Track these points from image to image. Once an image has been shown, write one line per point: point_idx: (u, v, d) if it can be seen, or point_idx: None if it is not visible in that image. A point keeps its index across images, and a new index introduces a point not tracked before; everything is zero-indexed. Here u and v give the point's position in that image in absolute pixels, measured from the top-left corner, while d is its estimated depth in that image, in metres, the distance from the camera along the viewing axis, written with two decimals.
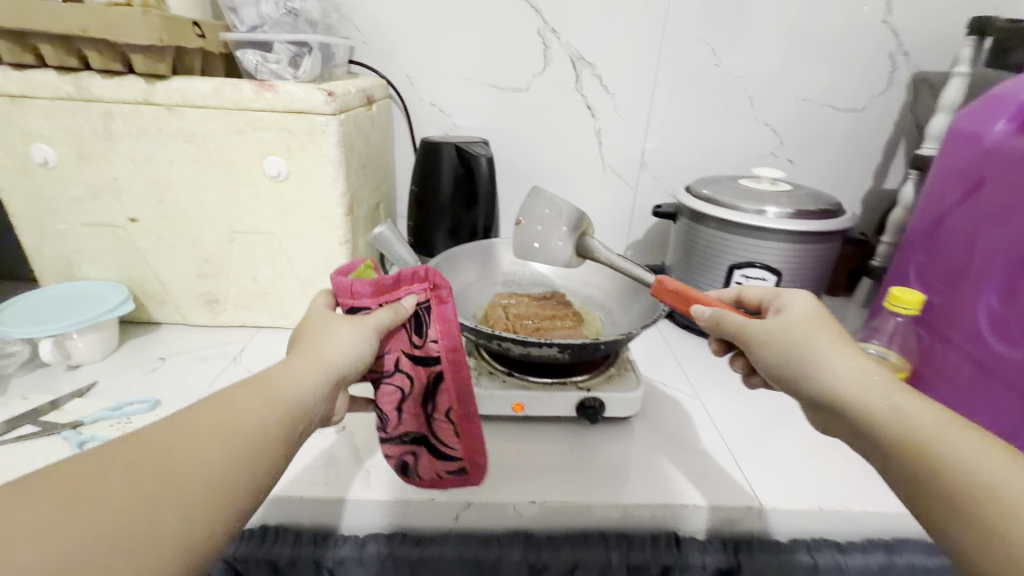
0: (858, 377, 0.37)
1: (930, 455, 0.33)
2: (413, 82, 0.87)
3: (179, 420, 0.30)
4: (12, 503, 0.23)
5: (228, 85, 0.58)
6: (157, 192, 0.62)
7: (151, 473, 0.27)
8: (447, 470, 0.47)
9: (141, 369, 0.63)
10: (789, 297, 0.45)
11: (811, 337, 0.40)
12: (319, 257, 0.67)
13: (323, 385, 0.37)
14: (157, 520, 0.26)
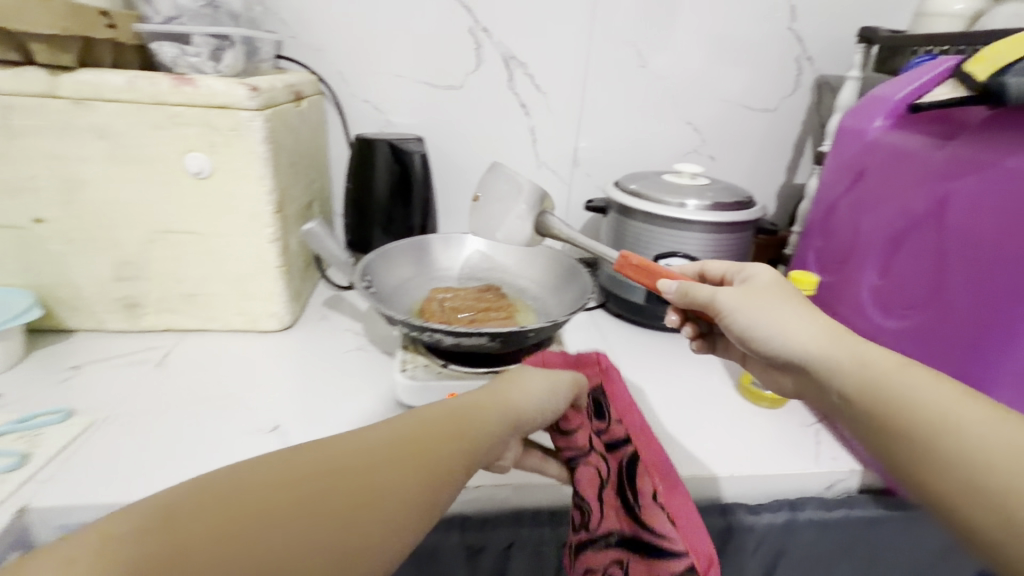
0: (824, 336, 0.44)
1: (879, 394, 0.39)
2: (346, 78, 0.87)
3: (398, 431, 0.35)
4: (282, 484, 0.29)
5: (143, 79, 0.55)
6: (64, 191, 0.59)
7: (361, 479, 0.31)
8: (674, 565, 0.46)
9: (51, 380, 0.59)
10: (754, 270, 0.54)
11: (779, 303, 0.48)
12: (249, 256, 0.66)
13: (508, 422, 0.41)
14: (355, 520, 0.29)
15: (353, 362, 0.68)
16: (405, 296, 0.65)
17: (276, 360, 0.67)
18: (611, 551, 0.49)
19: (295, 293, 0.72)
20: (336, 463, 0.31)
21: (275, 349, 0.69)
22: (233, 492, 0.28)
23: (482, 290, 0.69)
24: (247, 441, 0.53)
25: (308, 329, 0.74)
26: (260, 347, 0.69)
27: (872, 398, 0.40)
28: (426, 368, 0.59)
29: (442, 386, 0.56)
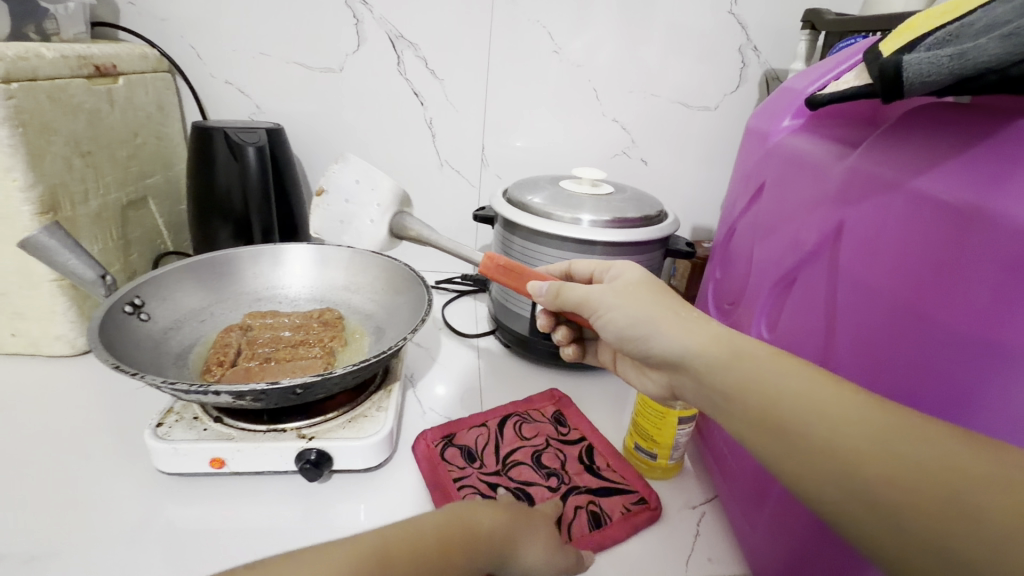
0: (698, 329, 0.32)
1: (755, 385, 0.28)
2: (200, 55, 0.73)
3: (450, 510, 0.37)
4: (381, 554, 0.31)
5: None
6: None
7: (427, 543, 0.33)
8: (632, 502, 0.47)
9: None
10: (621, 266, 0.42)
11: (660, 295, 0.36)
12: (11, 267, 0.53)
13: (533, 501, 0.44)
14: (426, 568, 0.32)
15: (139, 400, 0.55)
16: (198, 324, 0.53)
17: (42, 395, 0.54)
18: (585, 500, 0.47)
19: (90, 311, 0.59)
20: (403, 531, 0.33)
21: (50, 380, 0.56)
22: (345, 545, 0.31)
23: (308, 317, 0.56)
24: None
25: None
26: (34, 376, 0.56)
27: (750, 394, 0.28)
28: (190, 424, 0.45)
29: (203, 450, 0.43)
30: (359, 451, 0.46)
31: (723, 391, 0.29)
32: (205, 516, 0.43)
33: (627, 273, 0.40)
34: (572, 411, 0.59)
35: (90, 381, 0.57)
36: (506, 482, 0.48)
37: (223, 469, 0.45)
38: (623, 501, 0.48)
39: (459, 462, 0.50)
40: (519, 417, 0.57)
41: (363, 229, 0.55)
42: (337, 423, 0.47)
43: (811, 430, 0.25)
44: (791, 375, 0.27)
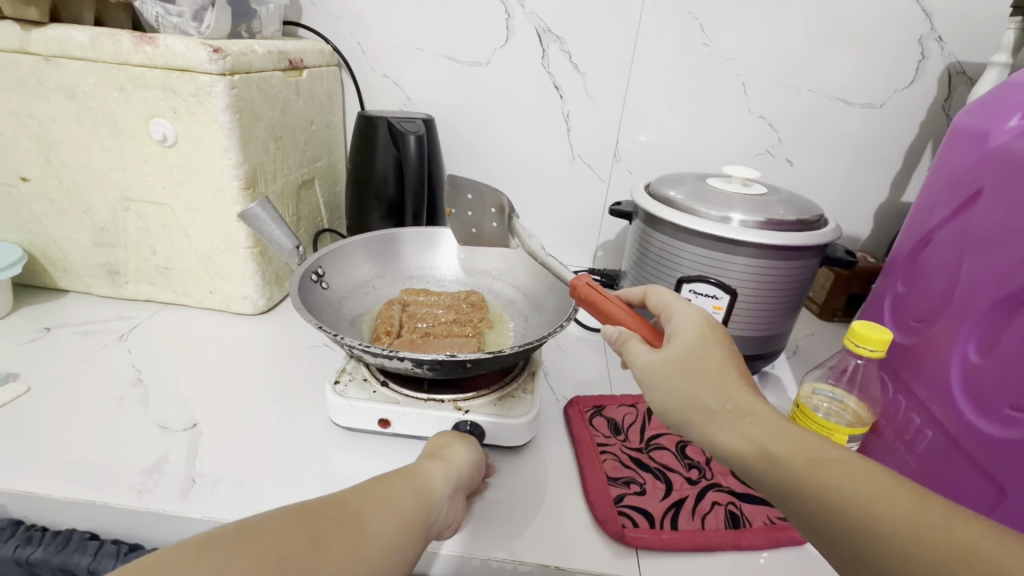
0: (737, 424, 0.30)
1: (804, 490, 0.27)
2: (365, 50, 0.80)
3: (393, 473, 0.35)
4: (325, 511, 0.29)
5: (106, 36, 0.53)
6: (44, 151, 0.59)
7: (378, 496, 0.32)
8: (778, 516, 0.46)
9: (20, 339, 0.59)
10: (676, 319, 0.36)
11: (702, 381, 0.32)
12: (217, 234, 0.62)
13: (471, 441, 0.44)
14: (385, 513, 0.31)
15: (307, 360, 0.61)
16: (364, 296, 0.58)
17: (232, 347, 0.62)
18: (725, 500, 0.47)
19: (270, 276, 0.67)
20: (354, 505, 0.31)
21: (237, 335, 0.65)
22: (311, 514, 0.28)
23: (457, 298, 0.59)
24: (155, 435, 0.49)
25: (282, 318, 0.69)
26: (225, 331, 0.65)
27: (804, 505, 0.27)
28: (363, 384, 0.50)
29: (374, 410, 0.48)
30: (511, 429, 0.48)
31: (773, 496, 0.28)
32: (373, 470, 0.47)
33: (680, 330, 0.35)
34: None
35: (268, 339, 0.64)
36: (645, 460, 0.51)
37: (388, 429, 0.49)
38: (768, 512, 0.46)
39: (603, 431, 0.54)
40: None
41: (484, 235, 0.60)
42: (488, 400, 0.50)
43: (853, 535, 0.25)
44: (853, 468, 0.26)
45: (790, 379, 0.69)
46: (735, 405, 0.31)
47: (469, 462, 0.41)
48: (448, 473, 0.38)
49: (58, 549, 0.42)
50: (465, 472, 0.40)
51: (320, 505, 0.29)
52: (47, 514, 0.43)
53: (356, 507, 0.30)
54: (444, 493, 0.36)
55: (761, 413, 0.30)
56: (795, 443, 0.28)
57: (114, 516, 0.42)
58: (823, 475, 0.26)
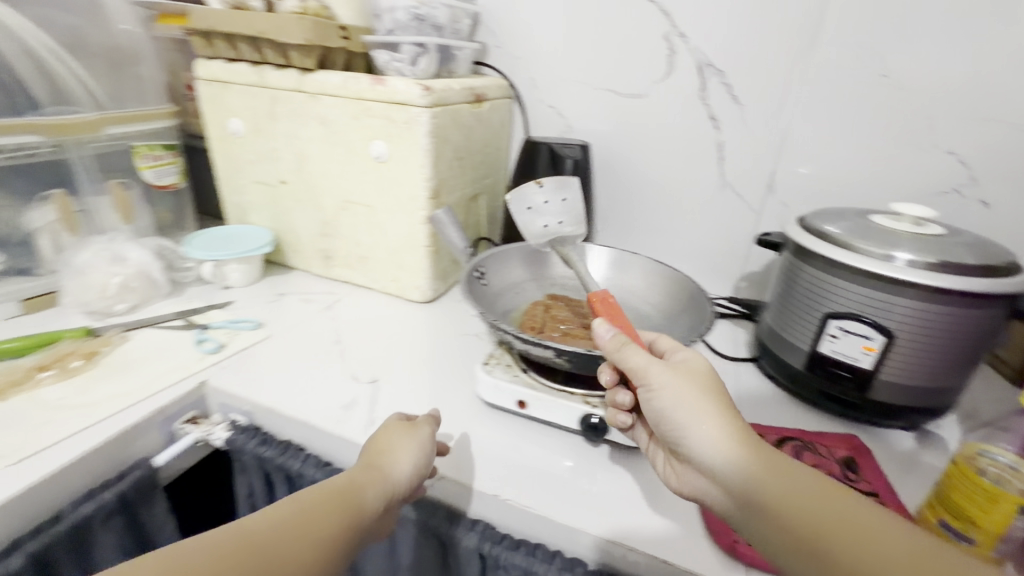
0: (739, 447, 0.39)
1: (793, 508, 0.36)
2: (536, 84, 0.91)
3: (316, 494, 0.42)
4: (223, 544, 0.36)
5: (353, 79, 0.69)
6: (298, 162, 0.78)
7: (293, 528, 0.39)
8: None
9: (265, 299, 0.80)
10: (681, 356, 0.46)
11: (709, 404, 0.41)
12: (405, 233, 0.76)
13: (421, 448, 0.49)
14: (294, 542, 0.38)
15: (460, 344, 0.72)
16: (514, 294, 0.66)
17: (403, 327, 0.76)
18: None
19: (438, 271, 0.80)
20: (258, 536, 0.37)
21: (407, 317, 0.78)
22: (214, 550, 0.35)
23: (595, 306, 0.64)
24: (347, 384, 0.62)
25: (441, 308, 0.82)
26: (398, 313, 0.79)
27: (794, 518, 0.35)
28: (507, 369, 0.59)
29: (514, 391, 0.56)
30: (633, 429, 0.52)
31: (768, 514, 0.36)
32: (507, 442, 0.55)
33: (689, 365, 0.45)
34: (868, 464, 0.55)
35: (430, 324, 0.77)
36: None
37: (523, 410, 0.57)
38: None
39: None
40: (801, 445, 0.57)
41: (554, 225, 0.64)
42: None
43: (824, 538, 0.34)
44: (826, 496, 0.36)
45: (956, 443, 0.62)
46: (740, 435, 0.40)
47: (411, 464, 0.47)
48: (375, 491, 0.45)
49: (281, 452, 0.57)
50: (402, 480, 0.46)
51: (236, 538, 0.36)
52: (277, 426, 0.58)
53: (270, 546, 0.37)
54: (371, 507, 0.44)
55: (754, 443, 0.39)
56: (786, 474, 0.37)
57: (319, 437, 0.56)
58: (810, 499, 0.36)
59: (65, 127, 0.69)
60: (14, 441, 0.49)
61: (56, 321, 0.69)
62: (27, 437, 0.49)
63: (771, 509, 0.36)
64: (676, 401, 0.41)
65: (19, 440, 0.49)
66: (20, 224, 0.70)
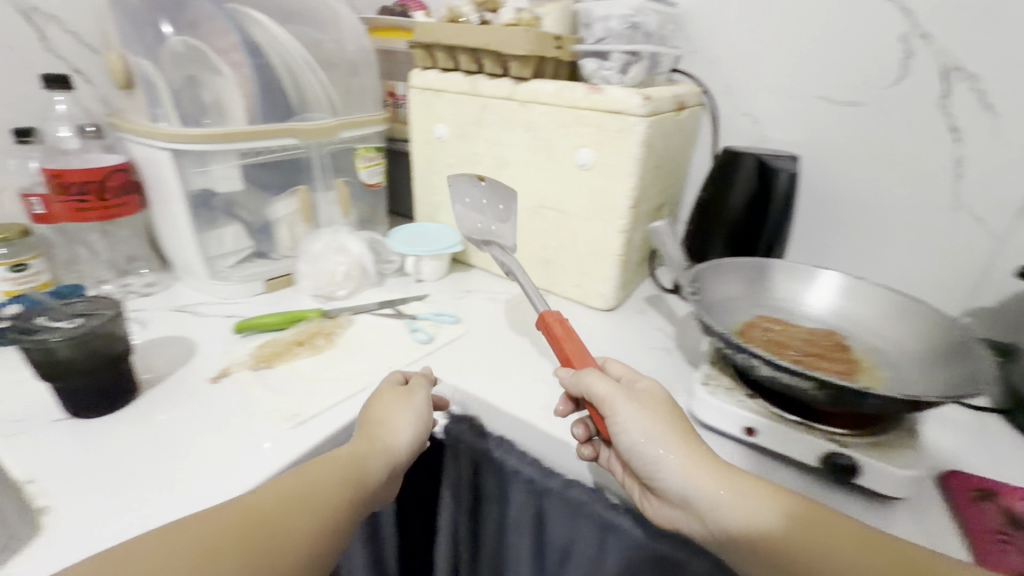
0: (713, 472, 0.43)
1: (780, 532, 0.39)
2: (732, 90, 0.87)
3: (319, 467, 0.46)
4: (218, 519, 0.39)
5: (568, 88, 0.70)
6: (497, 166, 0.82)
7: (292, 498, 0.42)
8: None
9: (454, 295, 0.85)
10: (642, 381, 0.51)
11: (675, 432, 0.46)
12: (599, 240, 0.76)
13: (416, 424, 0.53)
14: (297, 513, 0.41)
15: (651, 359, 0.71)
16: (726, 310, 0.63)
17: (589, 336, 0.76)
18: None
19: (623, 280, 0.80)
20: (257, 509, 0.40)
21: (591, 326, 0.79)
22: (210, 528, 0.38)
23: (816, 334, 0.60)
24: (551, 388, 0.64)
25: (622, 319, 0.81)
26: (581, 320, 0.80)
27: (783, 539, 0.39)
28: (728, 392, 0.56)
29: (742, 417, 0.53)
30: (892, 478, 0.47)
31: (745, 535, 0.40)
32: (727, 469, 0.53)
33: (649, 389, 0.50)
34: None
35: (614, 334, 0.77)
36: None
37: (749, 439, 0.53)
38: None
39: (1000, 520, 0.48)
40: None
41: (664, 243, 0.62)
42: (863, 442, 0.50)
43: (809, 550, 0.38)
44: (776, 500, 0.41)
45: None
46: (706, 459, 0.44)
47: (409, 432, 0.52)
48: (373, 460, 0.49)
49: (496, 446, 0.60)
50: (402, 444, 0.51)
51: (242, 512, 0.40)
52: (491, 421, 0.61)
53: (273, 515, 0.40)
54: (377, 471, 0.48)
55: (694, 439, 0.46)
56: (758, 491, 0.42)
57: (536, 438, 0.57)
58: (804, 518, 0.39)
59: (312, 133, 0.77)
60: (291, 408, 0.56)
61: (292, 301, 0.79)
62: (299, 405, 0.57)
63: (762, 539, 0.39)
64: (647, 433, 0.45)
65: (294, 407, 0.56)
66: (268, 213, 0.81)
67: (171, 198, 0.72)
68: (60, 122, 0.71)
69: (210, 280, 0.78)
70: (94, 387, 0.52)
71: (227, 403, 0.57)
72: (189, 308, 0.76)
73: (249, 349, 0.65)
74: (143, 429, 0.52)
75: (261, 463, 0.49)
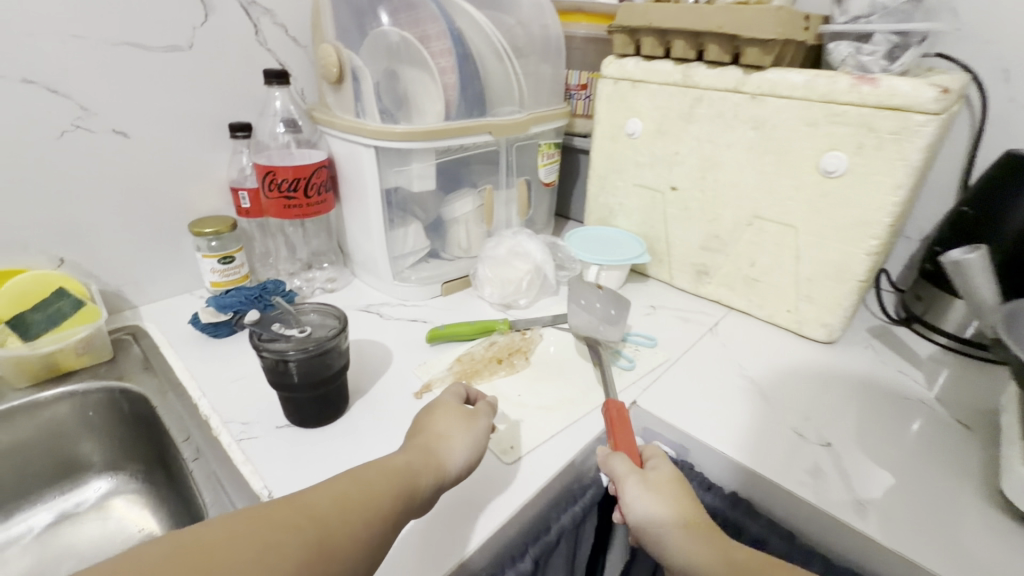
0: (710, 554, 0.39)
1: None
2: (1011, 76, 0.67)
3: (359, 471, 0.39)
4: (256, 521, 0.31)
5: (824, 77, 0.58)
6: (703, 168, 0.71)
7: (337, 502, 0.36)
8: None
9: (638, 311, 0.76)
10: (660, 461, 0.47)
11: (682, 512, 0.42)
12: (833, 263, 0.64)
13: (471, 446, 0.46)
14: (346, 525, 0.35)
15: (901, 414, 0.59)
16: None
17: (811, 375, 0.65)
18: None
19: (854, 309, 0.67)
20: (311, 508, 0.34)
21: (810, 363, 0.67)
22: (239, 528, 0.31)
23: None
24: (790, 442, 0.54)
25: (845, 356, 0.69)
26: (795, 354, 0.68)
27: None
28: None
29: None
30: None
31: None
32: None
33: (663, 470, 0.46)
34: None
35: (843, 376, 0.65)
36: None
37: None
38: None
39: None
40: None
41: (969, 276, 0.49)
42: None
43: None
44: None
45: None
46: (694, 528, 0.41)
47: (462, 455, 0.45)
48: (419, 476, 0.41)
49: (731, 506, 0.52)
50: (453, 468, 0.44)
51: (290, 506, 0.34)
52: (723, 474, 0.54)
53: (324, 521, 0.34)
54: (423, 491, 0.41)
55: (718, 536, 0.41)
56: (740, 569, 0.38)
57: (792, 506, 0.50)
58: None
59: (506, 129, 0.72)
60: (506, 438, 0.52)
61: (471, 306, 0.76)
62: (513, 435, 0.52)
63: None
64: (654, 516, 0.42)
65: (509, 437, 0.52)
66: (447, 213, 0.78)
67: (365, 196, 0.70)
68: (275, 117, 0.72)
69: (393, 281, 0.76)
70: (318, 398, 0.50)
71: None
72: (372, 308, 0.74)
73: (446, 363, 0.62)
74: (363, 447, 0.51)
75: (506, 497, 0.47)
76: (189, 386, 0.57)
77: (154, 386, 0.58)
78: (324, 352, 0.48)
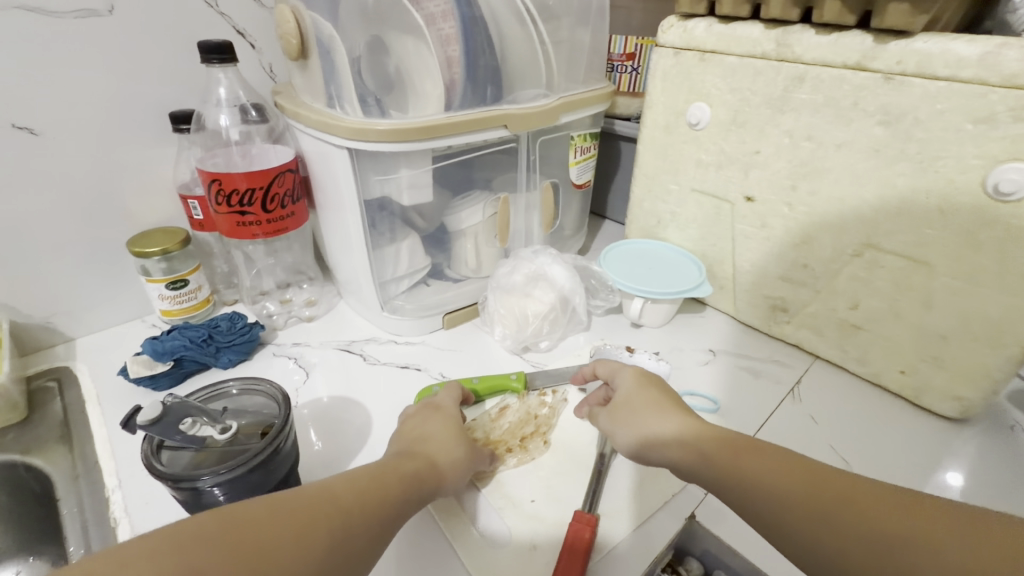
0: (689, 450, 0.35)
1: (763, 496, 0.30)
2: None
3: (372, 466, 0.35)
4: (271, 516, 0.27)
5: (1015, 48, 0.37)
6: (796, 175, 0.52)
7: (359, 496, 0.31)
8: None
9: (693, 358, 0.59)
10: (616, 375, 0.45)
11: (648, 409, 0.39)
12: (985, 318, 0.45)
13: (467, 451, 0.41)
14: (363, 531, 0.30)
15: None
16: None
17: (937, 471, 0.47)
18: None
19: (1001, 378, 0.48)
20: (330, 499, 0.30)
21: (934, 448, 0.49)
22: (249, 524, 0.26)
23: None
24: None
25: (982, 437, 0.50)
26: (910, 433, 0.50)
27: (759, 505, 0.30)
28: None
29: None
30: None
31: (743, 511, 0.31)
32: None
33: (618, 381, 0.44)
34: None
35: (984, 474, 0.47)
36: None
37: None
38: None
39: None
40: None
41: None
42: None
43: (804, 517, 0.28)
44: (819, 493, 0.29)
45: None
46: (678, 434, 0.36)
47: (461, 469, 0.40)
48: (428, 476, 0.37)
49: None
50: (451, 483, 0.39)
51: (313, 495, 0.30)
52: None
53: (348, 517, 0.30)
54: (424, 497, 0.36)
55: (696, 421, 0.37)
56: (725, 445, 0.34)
57: None
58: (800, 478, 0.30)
59: (528, 120, 0.55)
60: None
61: (479, 347, 0.60)
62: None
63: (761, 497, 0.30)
64: (624, 428, 0.40)
65: None
66: (450, 224, 0.61)
67: (343, 208, 0.54)
68: (219, 106, 0.56)
69: (382, 312, 0.60)
70: None
71: (420, 546, 0.39)
72: (356, 347, 0.60)
73: None
74: None
75: None
76: (107, 474, 0.44)
77: (66, 466, 0.46)
78: (250, 476, 0.34)
